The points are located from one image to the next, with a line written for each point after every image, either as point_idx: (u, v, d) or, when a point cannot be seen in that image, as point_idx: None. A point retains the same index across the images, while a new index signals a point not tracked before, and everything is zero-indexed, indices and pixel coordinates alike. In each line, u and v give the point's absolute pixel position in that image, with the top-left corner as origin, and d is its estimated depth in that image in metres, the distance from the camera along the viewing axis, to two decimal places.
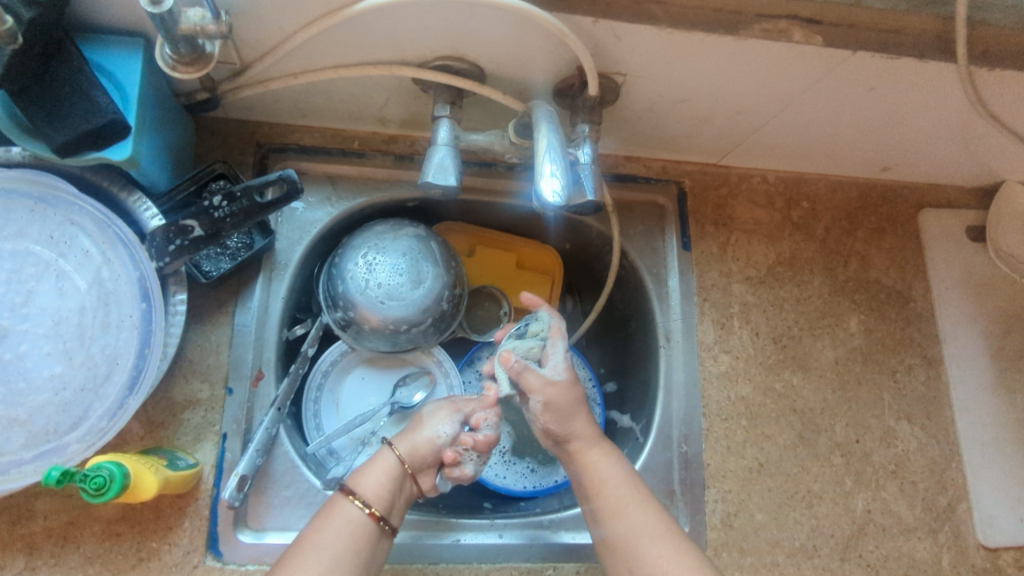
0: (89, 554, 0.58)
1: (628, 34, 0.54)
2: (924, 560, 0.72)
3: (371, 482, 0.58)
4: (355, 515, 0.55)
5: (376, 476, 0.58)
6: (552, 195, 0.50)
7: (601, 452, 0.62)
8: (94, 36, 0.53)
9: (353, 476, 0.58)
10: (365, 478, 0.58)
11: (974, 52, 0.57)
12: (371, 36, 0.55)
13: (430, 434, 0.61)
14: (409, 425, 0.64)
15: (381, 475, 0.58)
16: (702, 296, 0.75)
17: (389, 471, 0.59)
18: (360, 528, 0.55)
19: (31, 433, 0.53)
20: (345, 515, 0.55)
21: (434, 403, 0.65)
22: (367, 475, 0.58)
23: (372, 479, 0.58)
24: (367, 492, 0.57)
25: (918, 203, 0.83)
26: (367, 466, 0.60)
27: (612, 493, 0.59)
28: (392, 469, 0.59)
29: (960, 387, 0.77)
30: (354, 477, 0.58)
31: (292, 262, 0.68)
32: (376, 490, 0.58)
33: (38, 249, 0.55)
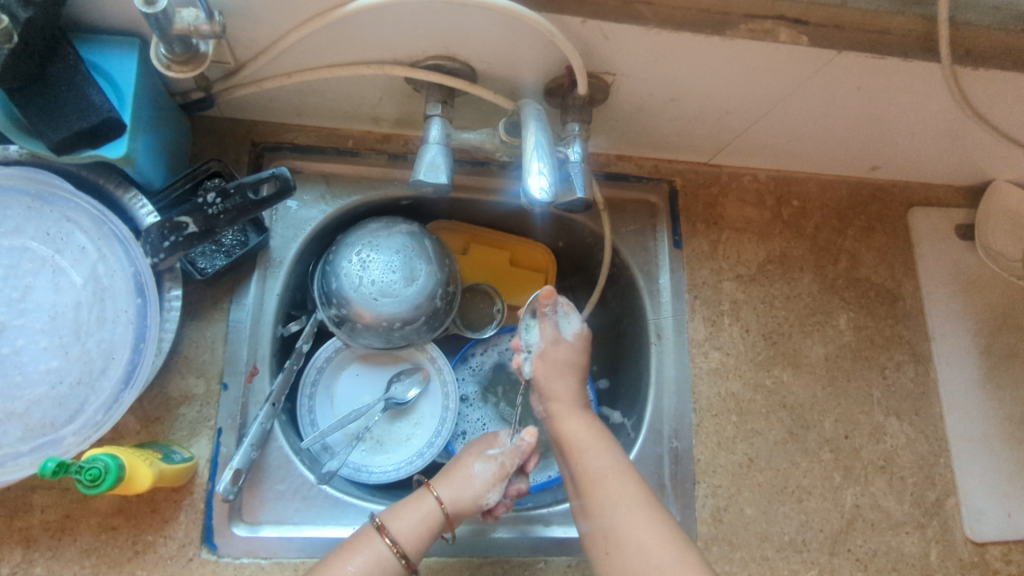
0: (85, 546, 0.58)
1: (616, 34, 0.54)
2: (912, 554, 0.73)
3: (414, 534, 0.59)
4: (390, 563, 0.57)
5: (418, 526, 0.59)
6: (539, 191, 0.51)
7: (591, 433, 0.63)
8: (90, 36, 0.54)
9: (397, 521, 0.59)
10: (410, 526, 0.59)
11: (959, 52, 0.58)
12: (363, 35, 0.56)
13: (476, 497, 0.62)
14: (453, 470, 0.64)
15: (422, 524, 0.59)
16: (693, 293, 0.76)
17: (431, 523, 0.60)
18: (387, 572, 0.57)
19: (28, 426, 0.54)
20: (381, 559, 0.57)
21: (484, 456, 0.65)
22: (414, 522, 0.59)
23: (415, 527, 0.59)
24: (408, 541, 0.58)
25: (907, 201, 0.84)
26: (410, 507, 0.60)
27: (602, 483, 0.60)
28: (434, 519, 0.60)
29: (949, 384, 0.78)
30: (398, 521, 0.59)
31: (287, 259, 0.68)
32: (411, 536, 0.59)
33: (36, 245, 0.56)
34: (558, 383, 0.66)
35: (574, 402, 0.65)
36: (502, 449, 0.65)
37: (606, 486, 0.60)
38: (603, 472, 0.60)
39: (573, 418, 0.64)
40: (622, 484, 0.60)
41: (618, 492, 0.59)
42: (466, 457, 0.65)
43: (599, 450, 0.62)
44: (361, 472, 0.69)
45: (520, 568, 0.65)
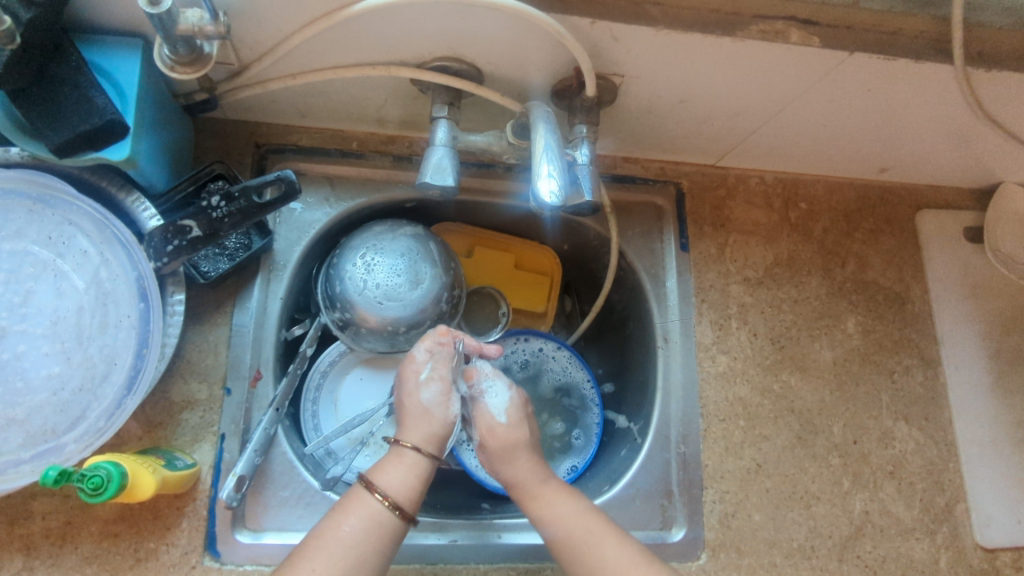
0: (86, 554, 0.58)
1: (625, 36, 0.54)
2: (922, 560, 0.72)
3: (404, 485, 0.56)
4: (388, 519, 0.54)
5: (405, 476, 0.56)
6: (549, 195, 0.50)
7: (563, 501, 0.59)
8: (93, 37, 0.53)
9: (383, 475, 0.56)
10: (397, 477, 0.56)
11: (971, 53, 0.58)
12: (369, 36, 0.55)
13: (440, 421, 0.59)
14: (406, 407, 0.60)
15: (409, 473, 0.57)
16: (700, 297, 0.76)
17: (415, 468, 0.57)
18: (384, 526, 0.54)
19: (29, 433, 0.53)
20: (376, 516, 0.54)
21: (424, 381, 0.60)
22: (400, 472, 0.56)
23: (401, 476, 0.56)
24: (399, 493, 0.55)
25: (915, 204, 0.83)
26: (390, 461, 0.57)
27: (575, 528, 0.58)
28: (418, 466, 0.57)
29: (958, 388, 0.78)
30: (384, 476, 0.56)
31: (291, 262, 0.68)
32: (402, 488, 0.56)
33: (37, 249, 0.55)
34: (518, 466, 0.60)
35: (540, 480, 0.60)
36: (433, 363, 0.60)
37: (584, 537, 0.57)
38: (581, 531, 0.57)
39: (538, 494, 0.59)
40: (594, 525, 0.58)
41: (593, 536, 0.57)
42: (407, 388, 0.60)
43: (565, 502, 0.59)
44: None
45: None
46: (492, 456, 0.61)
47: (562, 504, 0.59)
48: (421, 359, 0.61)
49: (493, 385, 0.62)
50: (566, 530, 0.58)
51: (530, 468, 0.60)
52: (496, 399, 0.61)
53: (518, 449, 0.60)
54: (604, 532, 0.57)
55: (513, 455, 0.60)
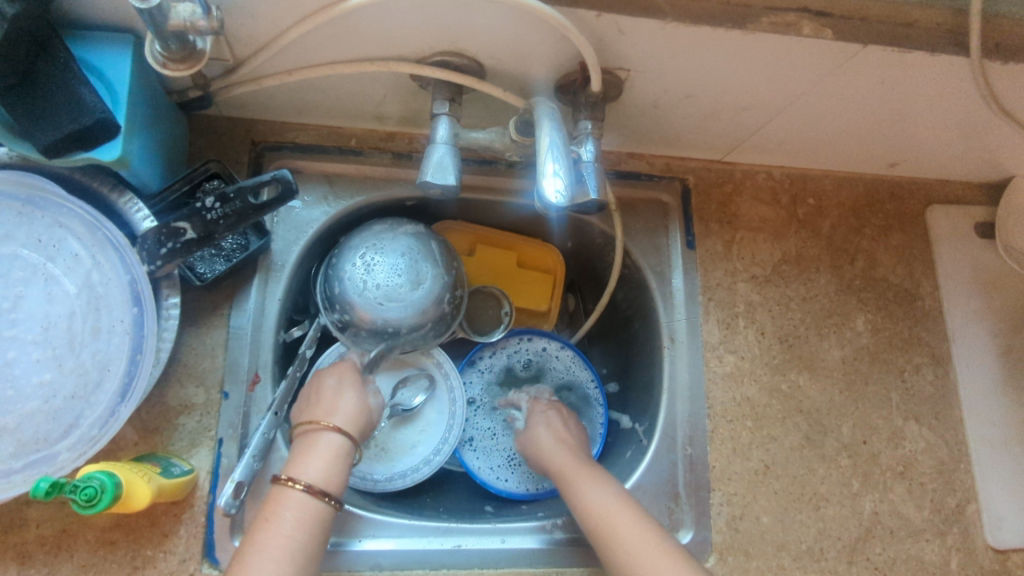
0: (82, 562, 0.56)
1: (632, 29, 0.52)
2: (933, 562, 0.71)
3: (330, 470, 0.55)
4: (321, 508, 0.53)
5: (326, 463, 0.55)
6: (554, 195, 0.49)
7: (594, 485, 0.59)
8: (82, 33, 0.52)
9: (303, 468, 0.54)
10: (317, 467, 0.54)
11: (988, 45, 0.56)
12: (367, 30, 0.53)
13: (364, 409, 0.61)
14: (323, 402, 0.60)
15: (330, 462, 0.55)
16: (707, 296, 0.74)
17: (338, 456, 0.56)
18: (318, 513, 0.53)
19: (20, 442, 0.52)
20: (308, 507, 0.53)
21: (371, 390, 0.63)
22: (322, 466, 0.55)
23: (322, 461, 0.55)
24: (325, 481, 0.54)
25: (925, 199, 0.82)
26: (306, 454, 0.55)
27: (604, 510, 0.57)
28: (338, 452, 0.57)
29: (969, 387, 0.76)
30: (304, 468, 0.54)
31: (289, 263, 0.66)
32: (327, 475, 0.55)
33: (26, 253, 0.54)
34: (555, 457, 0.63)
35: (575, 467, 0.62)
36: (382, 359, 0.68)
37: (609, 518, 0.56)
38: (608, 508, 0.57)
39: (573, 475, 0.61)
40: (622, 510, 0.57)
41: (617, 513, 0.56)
42: (344, 388, 0.61)
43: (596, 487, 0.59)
44: (367, 481, 0.68)
45: None
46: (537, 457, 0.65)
47: (594, 487, 0.59)
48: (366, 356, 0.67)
49: None
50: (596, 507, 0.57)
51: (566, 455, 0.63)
52: None
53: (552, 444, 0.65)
54: (622, 507, 0.57)
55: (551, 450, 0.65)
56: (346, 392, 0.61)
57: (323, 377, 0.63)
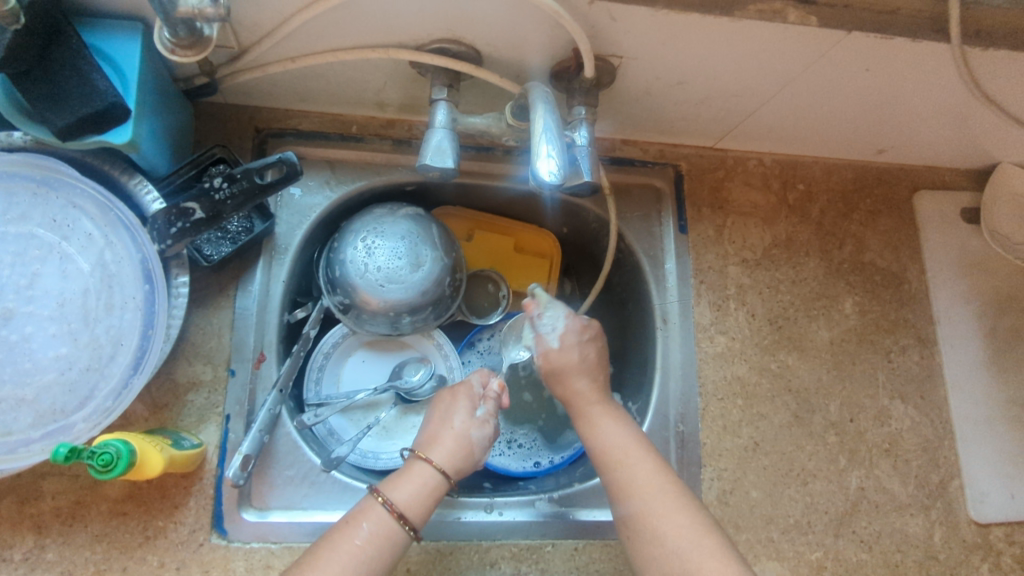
0: (96, 532, 0.59)
1: (623, 16, 0.54)
2: (917, 536, 0.73)
3: (415, 500, 0.57)
4: (397, 533, 0.55)
5: (418, 492, 0.57)
6: (549, 175, 0.51)
7: (614, 424, 0.62)
8: (91, 21, 0.53)
9: (395, 487, 0.57)
10: (409, 492, 0.57)
11: (969, 32, 0.58)
12: (367, 19, 0.55)
13: (467, 454, 0.61)
14: (430, 429, 0.62)
15: (422, 491, 0.57)
16: (699, 278, 0.76)
17: (434, 490, 0.58)
18: (392, 538, 0.55)
19: (38, 413, 0.54)
20: (385, 528, 0.55)
21: (475, 418, 0.63)
22: (413, 490, 0.57)
23: (417, 489, 0.57)
24: (409, 509, 0.56)
25: (912, 185, 0.84)
26: (403, 476, 0.58)
27: (622, 459, 0.60)
28: (433, 486, 0.58)
29: (954, 368, 0.78)
30: (396, 489, 0.57)
31: (293, 246, 0.68)
32: (412, 503, 0.57)
33: (42, 232, 0.56)
34: (576, 382, 0.65)
35: (595, 399, 0.64)
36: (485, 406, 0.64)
37: (622, 457, 0.60)
38: (626, 453, 0.60)
39: (590, 410, 0.64)
40: (641, 457, 0.60)
41: (637, 463, 0.59)
42: (452, 418, 0.62)
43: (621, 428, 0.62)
44: (368, 458, 0.70)
45: (527, 552, 0.66)
46: (551, 375, 0.66)
47: (612, 426, 0.62)
48: (478, 394, 0.65)
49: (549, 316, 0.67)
50: (610, 449, 0.61)
51: (587, 387, 0.65)
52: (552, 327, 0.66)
53: (573, 370, 0.65)
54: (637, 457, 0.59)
55: (571, 375, 0.65)
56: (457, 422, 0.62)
57: (440, 398, 0.65)
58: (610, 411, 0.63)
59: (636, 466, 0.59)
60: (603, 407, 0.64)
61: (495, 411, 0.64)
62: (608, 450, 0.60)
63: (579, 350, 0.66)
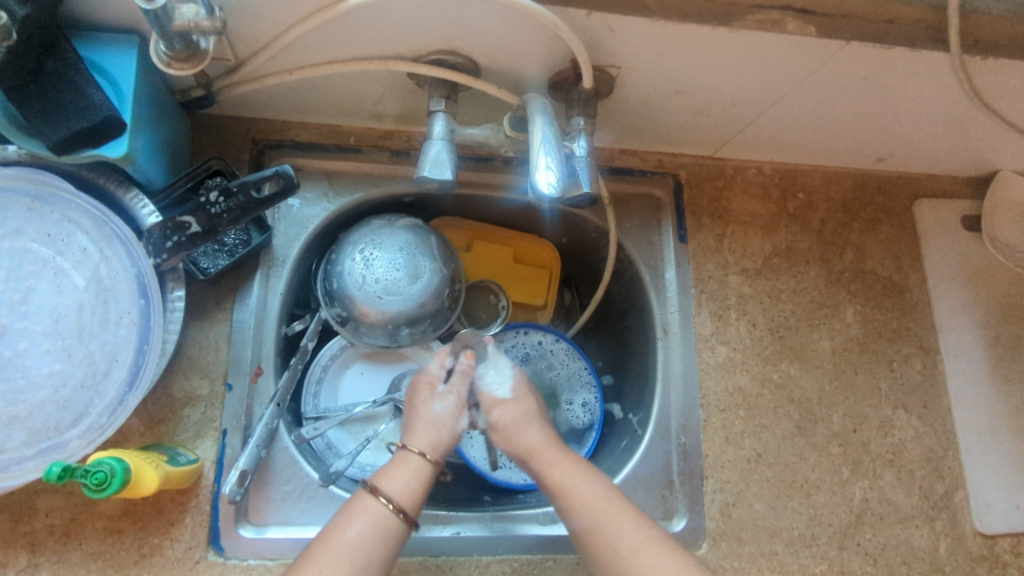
0: (91, 550, 0.58)
1: (622, 26, 0.54)
2: (922, 548, 0.72)
3: (406, 487, 0.56)
4: (392, 522, 0.54)
5: (410, 479, 0.56)
6: (547, 187, 0.50)
7: (574, 471, 0.59)
8: (88, 34, 0.53)
9: (386, 479, 0.56)
10: (399, 480, 0.56)
11: (967, 41, 0.58)
12: (364, 31, 0.55)
13: (449, 431, 0.60)
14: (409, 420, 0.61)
15: (412, 477, 0.56)
16: (699, 288, 0.76)
17: (422, 474, 0.57)
18: (387, 529, 0.54)
19: (32, 430, 0.53)
20: (380, 521, 0.54)
21: (439, 395, 0.61)
22: (403, 478, 0.56)
23: (405, 478, 0.56)
24: (402, 497, 0.55)
25: (912, 193, 0.83)
26: (391, 466, 0.57)
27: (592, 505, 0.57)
28: (420, 471, 0.57)
29: (957, 377, 0.78)
30: (387, 480, 0.56)
31: (290, 259, 0.68)
32: (404, 491, 0.55)
33: (37, 247, 0.56)
34: (529, 436, 0.61)
35: (552, 449, 0.60)
36: (451, 380, 0.62)
37: (592, 505, 0.57)
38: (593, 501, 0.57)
39: (552, 463, 0.59)
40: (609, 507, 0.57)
41: (606, 511, 0.57)
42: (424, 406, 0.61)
43: (580, 476, 0.59)
44: (367, 471, 0.70)
45: (528, 568, 0.65)
46: (503, 436, 0.62)
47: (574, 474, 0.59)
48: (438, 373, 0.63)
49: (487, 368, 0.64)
50: (576, 497, 0.58)
51: (539, 436, 0.61)
52: (495, 380, 0.63)
53: (525, 421, 0.62)
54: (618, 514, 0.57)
55: (522, 429, 0.61)
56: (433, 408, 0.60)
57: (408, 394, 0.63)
58: (570, 459, 0.60)
59: (604, 515, 0.57)
60: (563, 455, 0.60)
61: (462, 381, 0.62)
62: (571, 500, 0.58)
63: (532, 400, 0.64)
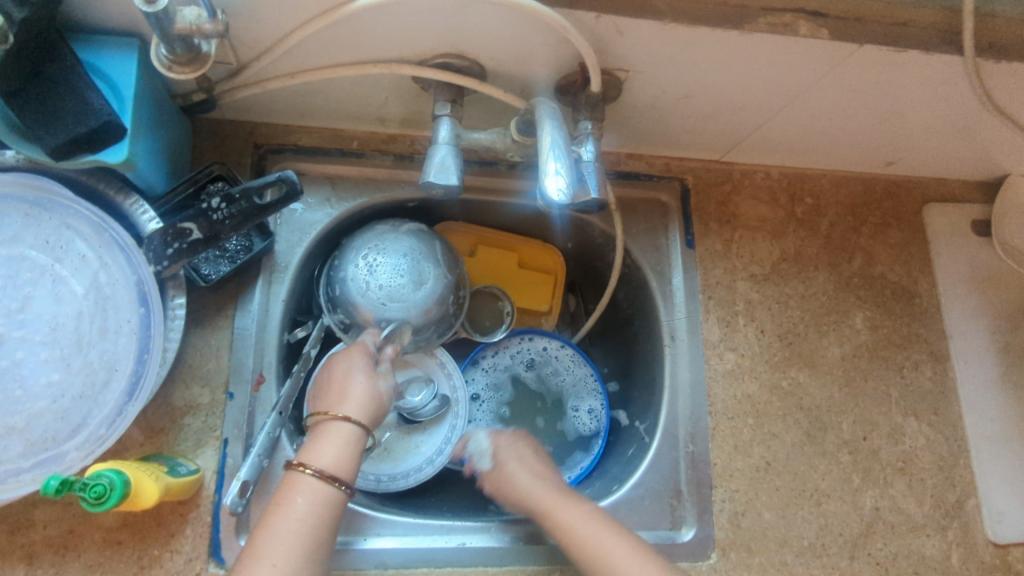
0: (89, 562, 0.57)
1: (631, 29, 0.53)
2: (933, 557, 0.71)
3: (337, 456, 0.52)
4: (332, 494, 0.51)
5: (339, 448, 0.52)
6: (556, 193, 0.49)
7: (576, 511, 0.60)
8: (86, 37, 0.52)
9: (314, 454, 0.52)
10: (328, 452, 0.52)
11: (981, 44, 0.57)
12: (369, 34, 0.54)
13: (363, 393, 0.55)
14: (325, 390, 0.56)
15: (341, 446, 0.53)
16: (707, 294, 0.75)
17: (351, 441, 0.53)
18: (327, 500, 0.50)
19: (29, 442, 0.52)
20: (318, 494, 0.50)
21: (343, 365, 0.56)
22: (331, 449, 0.52)
23: (330, 446, 0.52)
24: (334, 465, 0.51)
25: (922, 197, 0.82)
26: (318, 439, 0.53)
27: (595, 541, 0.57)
28: (351, 437, 0.53)
29: (968, 384, 0.77)
30: (315, 455, 0.52)
31: (293, 265, 0.67)
32: (335, 460, 0.52)
33: (34, 254, 0.54)
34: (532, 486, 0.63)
35: (556, 496, 0.61)
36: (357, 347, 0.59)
37: (597, 547, 0.57)
38: (597, 543, 0.57)
39: (556, 506, 0.60)
40: (619, 544, 0.57)
41: (619, 549, 0.56)
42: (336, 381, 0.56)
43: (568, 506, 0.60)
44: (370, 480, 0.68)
45: None
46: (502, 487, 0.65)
47: (573, 513, 0.59)
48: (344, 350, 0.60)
49: (475, 447, 0.69)
50: (579, 540, 0.58)
51: (541, 485, 0.63)
52: (481, 447, 0.68)
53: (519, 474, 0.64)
54: (620, 544, 0.57)
55: (518, 477, 0.64)
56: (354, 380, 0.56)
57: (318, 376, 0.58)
58: (574, 499, 0.61)
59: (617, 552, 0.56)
60: (560, 497, 0.61)
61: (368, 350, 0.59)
62: (578, 544, 0.58)
63: (519, 448, 0.67)
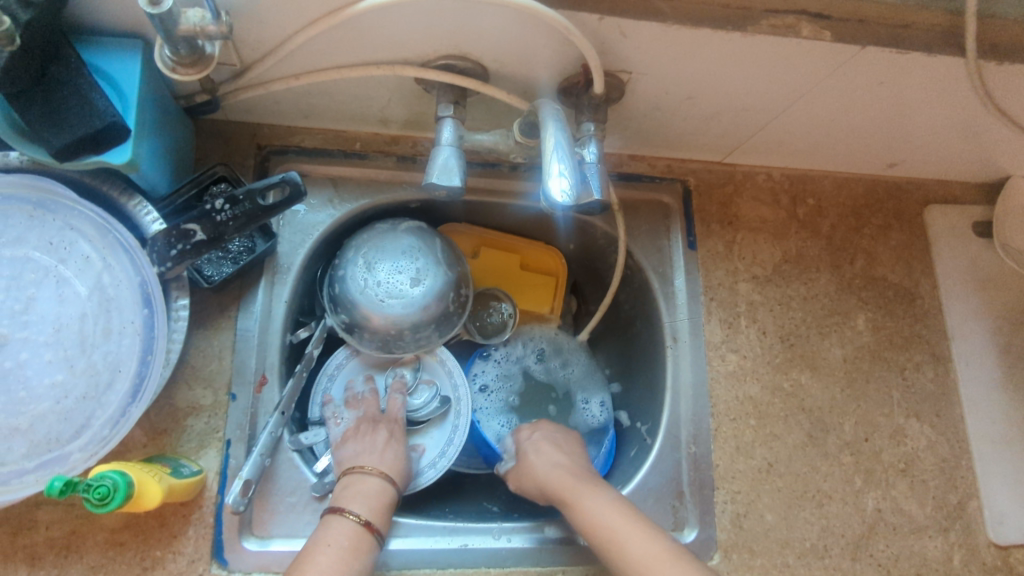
0: (92, 563, 0.57)
1: (635, 31, 0.53)
2: (935, 559, 0.71)
3: (371, 508, 0.58)
4: (368, 539, 0.56)
5: (374, 501, 0.59)
6: (559, 194, 0.49)
7: (601, 496, 0.60)
8: (92, 39, 0.52)
9: (354, 503, 0.58)
10: (365, 503, 0.59)
11: (983, 47, 0.57)
12: (373, 36, 0.54)
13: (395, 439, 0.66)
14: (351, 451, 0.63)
15: (374, 499, 0.59)
16: (708, 295, 0.75)
17: (382, 494, 0.60)
18: (365, 543, 0.56)
19: (33, 442, 0.52)
20: (357, 536, 0.56)
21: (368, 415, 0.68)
22: (365, 501, 0.59)
23: (368, 499, 0.59)
24: (371, 515, 0.58)
25: (923, 199, 0.83)
26: (354, 492, 0.59)
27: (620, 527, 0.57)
28: (384, 491, 0.61)
29: (970, 386, 0.77)
30: (354, 504, 0.58)
31: (295, 266, 0.67)
32: (372, 511, 0.58)
33: (38, 255, 0.55)
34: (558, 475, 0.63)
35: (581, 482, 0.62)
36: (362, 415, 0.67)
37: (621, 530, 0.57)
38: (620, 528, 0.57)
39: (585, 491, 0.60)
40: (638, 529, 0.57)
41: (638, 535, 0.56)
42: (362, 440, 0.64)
43: (603, 499, 0.59)
44: None
45: None
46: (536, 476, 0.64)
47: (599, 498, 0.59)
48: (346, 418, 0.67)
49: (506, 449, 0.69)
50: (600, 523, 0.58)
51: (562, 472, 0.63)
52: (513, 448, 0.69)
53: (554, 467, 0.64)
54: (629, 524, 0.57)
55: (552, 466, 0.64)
56: (388, 443, 0.65)
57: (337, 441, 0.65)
58: (595, 484, 0.61)
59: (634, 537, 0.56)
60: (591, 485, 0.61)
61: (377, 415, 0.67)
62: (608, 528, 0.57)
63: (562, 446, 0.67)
